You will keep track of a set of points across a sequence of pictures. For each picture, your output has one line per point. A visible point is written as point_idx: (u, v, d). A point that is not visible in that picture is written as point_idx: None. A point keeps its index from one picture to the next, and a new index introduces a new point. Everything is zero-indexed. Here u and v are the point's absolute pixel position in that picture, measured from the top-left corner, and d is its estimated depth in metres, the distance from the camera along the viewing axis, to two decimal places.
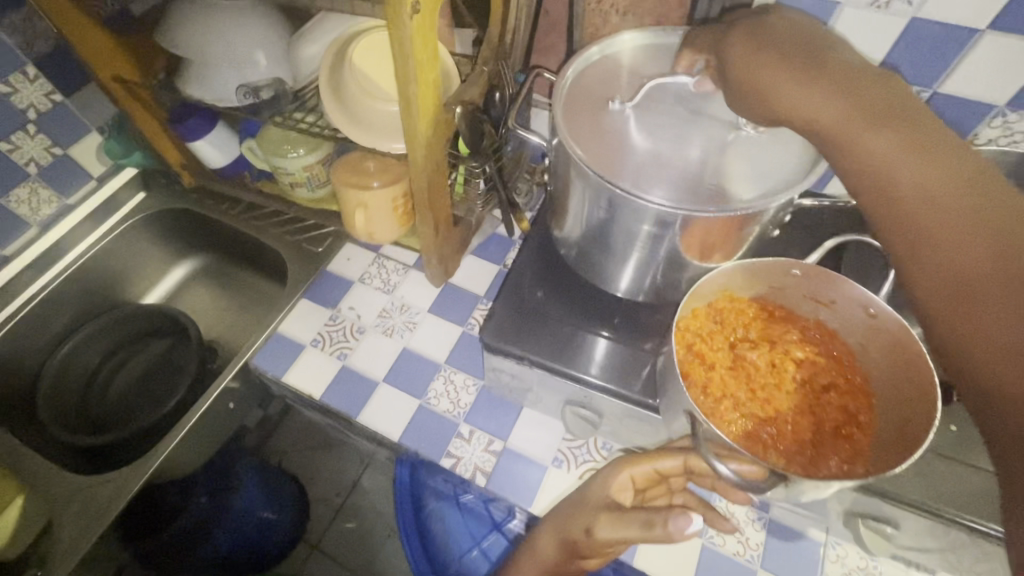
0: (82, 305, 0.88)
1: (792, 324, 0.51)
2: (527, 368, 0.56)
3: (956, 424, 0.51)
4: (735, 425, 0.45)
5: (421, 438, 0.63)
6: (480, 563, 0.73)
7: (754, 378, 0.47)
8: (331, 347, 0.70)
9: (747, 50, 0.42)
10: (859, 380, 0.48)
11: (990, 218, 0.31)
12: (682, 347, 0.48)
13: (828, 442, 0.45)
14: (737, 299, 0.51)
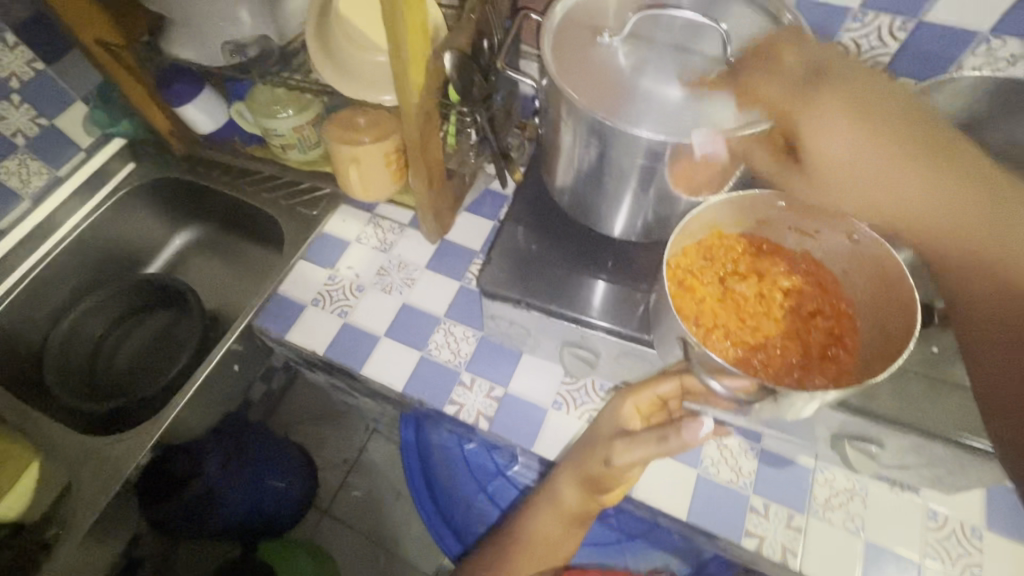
0: (81, 277, 0.88)
1: (779, 258, 0.53)
2: (525, 312, 0.57)
3: (938, 346, 0.53)
4: (727, 352, 0.47)
5: (424, 387, 0.65)
6: (486, 508, 0.76)
7: (743, 308, 0.49)
8: (332, 305, 0.72)
9: (851, 143, 0.42)
10: (845, 306, 0.51)
11: None
12: (674, 282, 0.49)
13: (816, 364, 0.47)
14: (726, 236, 0.53)
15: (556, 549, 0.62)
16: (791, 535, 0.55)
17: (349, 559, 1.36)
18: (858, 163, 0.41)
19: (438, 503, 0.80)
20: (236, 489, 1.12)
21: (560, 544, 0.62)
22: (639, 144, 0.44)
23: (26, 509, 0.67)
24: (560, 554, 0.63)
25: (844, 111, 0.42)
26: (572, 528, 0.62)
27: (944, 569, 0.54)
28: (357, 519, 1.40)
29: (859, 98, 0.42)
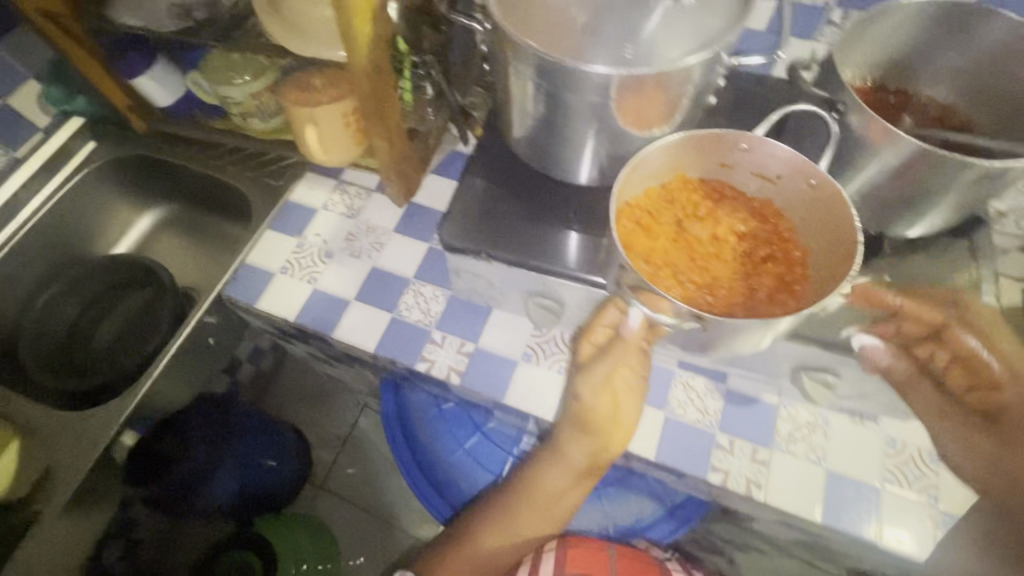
0: (50, 259, 0.88)
1: (738, 202, 0.53)
2: (487, 263, 0.57)
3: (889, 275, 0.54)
4: (673, 290, 0.47)
5: (396, 346, 0.66)
6: (466, 463, 0.76)
7: (696, 249, 0.50)
8: (301, 272, 0.71)
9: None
10: (801, 255, 0.50)
11: None
12: (626, 220, 0.50)
13: (761, 306, 0.47)
14: (687, 181, 0.53)
15: (558, 503, 0.62)
16: (754, 468, 0.57)
17: (346, 531, 1.39)
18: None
19: (424, 473, 0.79)
20: (228, 465, 1.16)
21: (564, 499, 0.62)
22: (583, 80, 0.44)
23: (10, 484, 0.68)
24: (564, 509, 0.63)
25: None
26: (578, 484, 0.61)
27: (902, 491, 0.56)
28: (354, 493, 1.43)
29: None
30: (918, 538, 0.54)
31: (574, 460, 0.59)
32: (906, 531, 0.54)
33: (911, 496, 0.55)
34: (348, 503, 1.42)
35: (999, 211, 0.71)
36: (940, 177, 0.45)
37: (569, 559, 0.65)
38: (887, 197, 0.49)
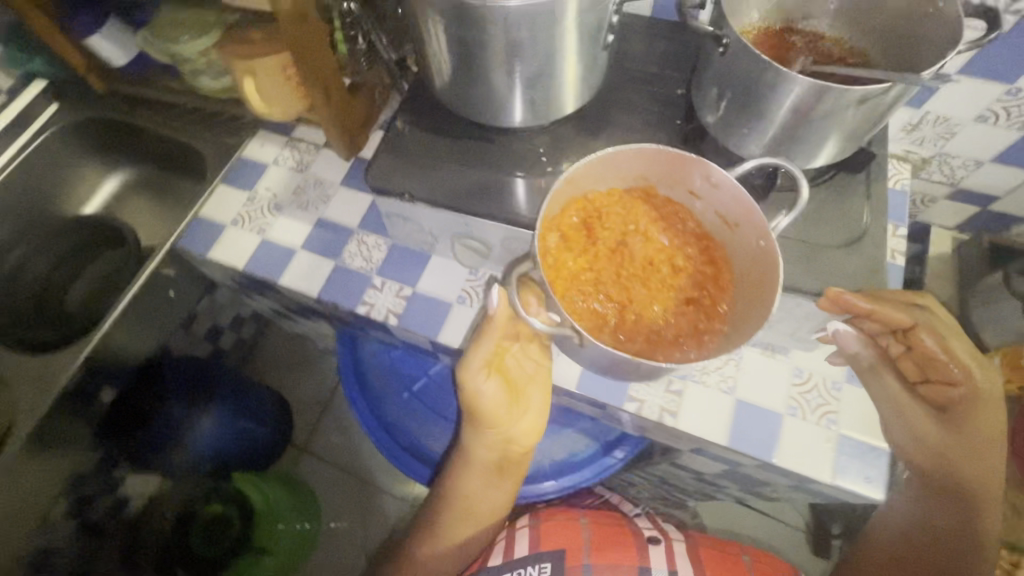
0: (19, 218, 0.90)
1: (689, 233, 0.58)
2: (413, 207, 0.59)
3: (785, 209, 0.56)
4: (589, 297, 0.53)
5: (339, 291, 0.69)
6: (412, 405, 0.81)
7: (628, 263, 0.54)
8: (250, 224, 0.74)
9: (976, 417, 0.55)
10: (725, 311, 0.54)
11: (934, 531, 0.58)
12: (572, 208, 0.56)
13: (660, 344, 0.52)
14: (648, 194, 0.58)
15: (480, 506, 0.71)
16: (669, 398, 0.61)
17: (327, 490, 1.45)
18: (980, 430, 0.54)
19: (375, 414, 0.80)
20: (203, 424, 1.22)
21: (486, 499, 0.70)
22: (477, 16, 0.46)
23: None
24: (488, 508, 0.72)
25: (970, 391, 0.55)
26: (492, 483, 0.70)
27: (804, 419, 0.60)
28: (334, 454, 1.49)
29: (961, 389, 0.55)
30: (816, 461, 0.58)
31: (482, 463, 0.68)
32: (806, 453, 0.59)
33: (812, 421, 0.60)
34: (328, 463, 1.48)
35: (922, 159, 0.73)
36: (823, 107, 0.47)
37: (543, 537, 0.71)
38: (780, 132, 0.51)
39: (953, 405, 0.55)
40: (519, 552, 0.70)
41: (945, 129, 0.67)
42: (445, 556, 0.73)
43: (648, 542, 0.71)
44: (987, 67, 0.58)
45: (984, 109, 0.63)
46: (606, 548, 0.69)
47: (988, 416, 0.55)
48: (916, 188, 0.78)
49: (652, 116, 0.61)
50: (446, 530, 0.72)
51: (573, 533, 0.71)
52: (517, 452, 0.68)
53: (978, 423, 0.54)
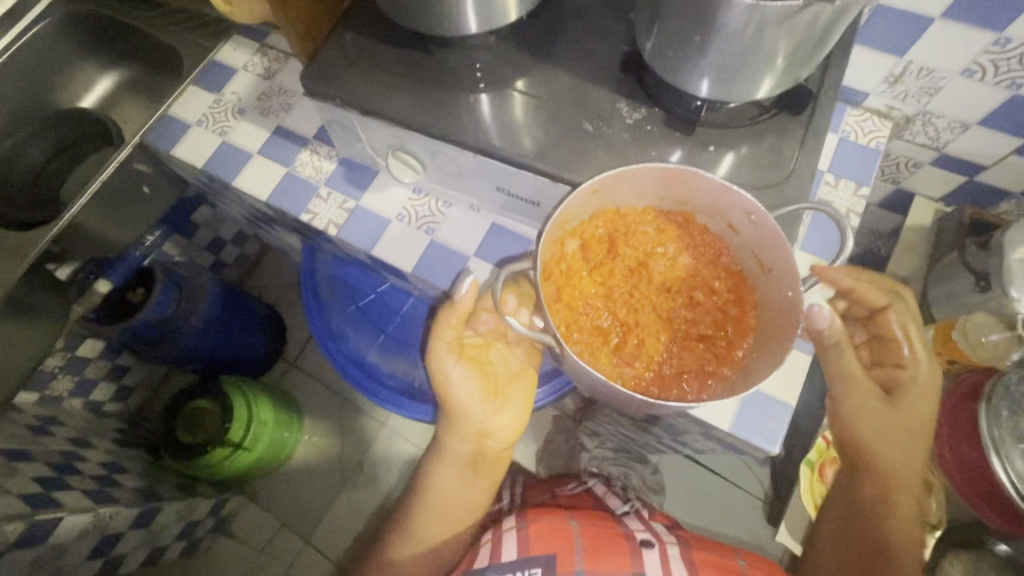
0: (17, 106, 0.94)
1: (719, 267, 0.60)
2: (346, 112, 0.59)
3: (715, 146, 0.54)
4: (595, 308, 0.57)
5: (285, 198, 0.71)
6: (356, 317, 0.85)
7: (644, 287, 0.58)
8: (213, 125, 0.76)
9: (923, 412, 0.61)
10: (739, 356, 0.56)
11: (875, 509, 0.66)
12: (602, 218, 0.58)
13: (659, 376, 0.55)
14: (687, 220, 0.60)
15: (455, 503, 0.76)
16: None
17: (312, 405, 1.54)
18: (922, 422, 0.61)
19: (320, 323, 0.85)
20: (193, 324, 1.27)
21: (460, 494, 0.76)
22: None
23: None
24: (462, 508, 0.76)
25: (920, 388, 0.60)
26: (467, 478, 0.76)
27: None
28: (320, 371, 1.57)
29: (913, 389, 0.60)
30: (716, 408, 0.59)
31: (456, 454, 0.74)
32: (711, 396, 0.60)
33: None
34: (313, 379, 1.56)
35: (906, 117, 0.68)
36: (752, 36, 0.43)
37: (534, 541, 0.71)
38: (702, 65, 0.48)
39: (900, 388, 0.61)
40: (509, 555, 0.71)
41: (928, 82, 0.62)
42: (431, 551, 0.76)
43: (642, 548, 0.73)
44: (972, 9, 0.53)
45: (970, 62, 0.58)
46: (602, 551, 0.70)
47: (924, 403, 0.61)
48: (899, 151, 0.74)
49: (598, 42, 0.59)
50: (426, 529, 0.76)
51: (566, 540, 0.72)
52: (491, 448, 0.73)
53: (917, 410, 0.61)
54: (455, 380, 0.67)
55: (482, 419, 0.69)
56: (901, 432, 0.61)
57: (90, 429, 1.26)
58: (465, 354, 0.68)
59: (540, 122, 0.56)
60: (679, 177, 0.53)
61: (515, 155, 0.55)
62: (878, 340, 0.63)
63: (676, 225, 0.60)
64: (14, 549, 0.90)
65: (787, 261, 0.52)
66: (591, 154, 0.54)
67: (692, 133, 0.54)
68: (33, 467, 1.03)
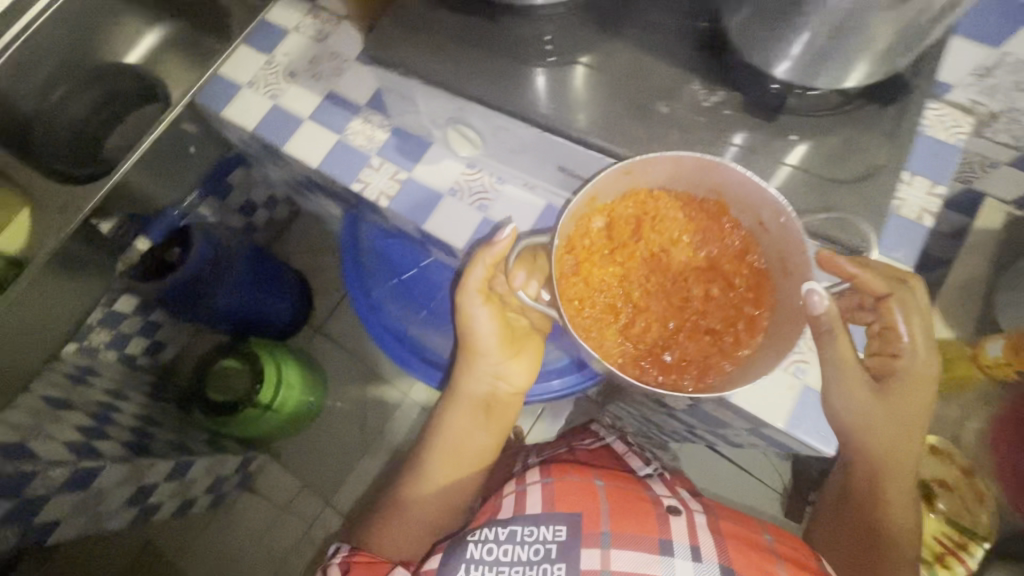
0: (64, 57, 0.89)
1: (743, 261, 0.58)
2: (408, 80, 0.57)
3: (796, 135, 0.51)
4: (608, 285, 0.57)
5: (336, 165, 0.70)
6: (396, 289, 0.85)
7: (663, 272, 0.57)
8: (264, 88, 0.75)
9: (914, 402, 0.58)
10: (743, 354, 0.55)
11: (872, 497, 0.65)
12: (630, 200, 0.58)
13: (660, 359, 0.56)
14: (719, 211, 0.57)
15: (464, 448, 0.76)
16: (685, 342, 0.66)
17: (337, 370, 1.56)
18: (916, 416, 0.59)
19: (362, 290, 0.85)
20: (228, 282, 1.28)
21: (468, 435, 0.76)
22: None
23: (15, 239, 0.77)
24: (476, 452, 0.77)
25: (912, 378, 0.57)
26: (482, 425, 0.76)
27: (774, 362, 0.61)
28: (346, 339, 1.59)
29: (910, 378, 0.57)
30: (771, 405, 0.60)
31: (470, 395, 0.76)
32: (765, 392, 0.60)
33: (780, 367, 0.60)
34: (338, 346, 1.58)
35: (991, 114, 0.64)
36: (855, 23, 0.41)
37: (559, 499, 0.69)
38: (797, 49, 0.46)
39: (890, 378, 0.57)
40: (532, 506, 0.69)
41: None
42: (443, 489, 0.76)
43: (669, 513, 0.68)
44: None
45: None
46: (628, 516, 0.66)
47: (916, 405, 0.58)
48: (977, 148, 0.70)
49: (675, 19, 0.56)
50: (434, 465, 0.76)
51: (588, 498, 0.68)
52: (503, 394, 0.76)
53: (909, 412, 0.58)
54: (480, 321, 0.70)
55: (496, 362, 0.73)
56: (892, 423, 0.58)
57: (126, 382, 1.30)
58: (492, 299, 0.70)
59: (611, 101, 0.54)
60: (710, 169, 0.52)
61: (586, 135, 0.53)
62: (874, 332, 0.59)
63: (708, 215, 0.58)
64: (60, 492, 0.93)
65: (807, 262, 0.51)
66: (663, 137, 0.53)
67: (774, 120, 0.52)
68: (73, 417, 1.06)
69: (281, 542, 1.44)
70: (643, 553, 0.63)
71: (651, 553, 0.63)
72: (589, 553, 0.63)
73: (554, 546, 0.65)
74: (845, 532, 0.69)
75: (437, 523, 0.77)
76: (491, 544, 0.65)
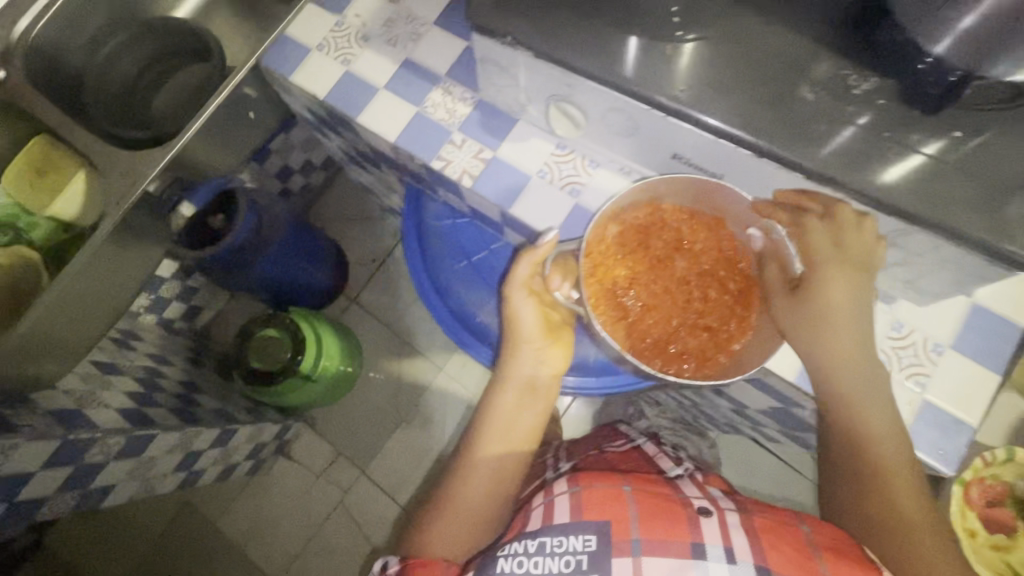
0: (112, 11, 0.86)
1: (738, 267, 0.59)
2: (513, 50, 0.52)
3: (960, 132, 0.46)
4: (620, 281, 0.57)
5: (415, 140, 0.65)
6: (468, 274, 0.82)
7: (671, 274, 0.57)
8: (335, 52, 0.70)
9: (847, 314, 0.54)
10: (737, 349, 0.57)
11: (869, 465, 0.57)
12: (642, 209, 0.58)
13: (665, 352, 0.57)
14: (719, 222, 0.58)
15: (514, 429, 0.71)
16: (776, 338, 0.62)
17: (373, 342, 1.55)
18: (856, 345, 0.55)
19: (430, 274, 0.83)
20: (269, 249, 1.25)
21: (514, 417, 0.71)
22: None
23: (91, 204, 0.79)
24: (525, 433, 0.71)
25: (835, 294, 0.54)
26: (526, 407, 0.71)
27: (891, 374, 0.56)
28: (381, 311, 1.56)
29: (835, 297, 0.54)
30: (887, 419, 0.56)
31: (517, 378, 0.70)
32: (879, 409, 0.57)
33: (896, 379, 0.56)
34: (374, 318, 1.56)
35: None
36: None
37: (586, 506, 0.59)
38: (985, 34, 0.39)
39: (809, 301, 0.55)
40: (559, 516, 0.59)
41: None
42: (490, 472, 0.69)
43: (698, 514, 0.58)
44: None
45: None
46: (659, 521, 0.57)
47: (843, 337, 0.55)
48: None
49: None
50: (481, 446, 0.70)
51: (617, 503, 0.59)
52: (545, 385, 0.71)
53: (832, 349, 0.55)
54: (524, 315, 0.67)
55: (538, 351, 0.69)
56: (835, 353, 0.55)
57: (168, 348, 1.29)
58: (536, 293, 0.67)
59: (736, 80, 0.48)
60: (713, 192, 0.55)
61: (701, 117, 0.48)
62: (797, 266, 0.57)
63: (708, 224, 0.59)
64: (117, 459, 0.93)
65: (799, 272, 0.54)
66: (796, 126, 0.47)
67: (935, 114, 0.45)
68: (123, 382, 1.06)
69: (316, 509, 1.46)
70: (673, 558, 0.55)
71: (681, 557, 0.55)
72: (620, 565, 0.55)
73: (584, 556, 0.56)
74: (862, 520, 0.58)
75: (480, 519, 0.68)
76: (522, 558, 0.57)
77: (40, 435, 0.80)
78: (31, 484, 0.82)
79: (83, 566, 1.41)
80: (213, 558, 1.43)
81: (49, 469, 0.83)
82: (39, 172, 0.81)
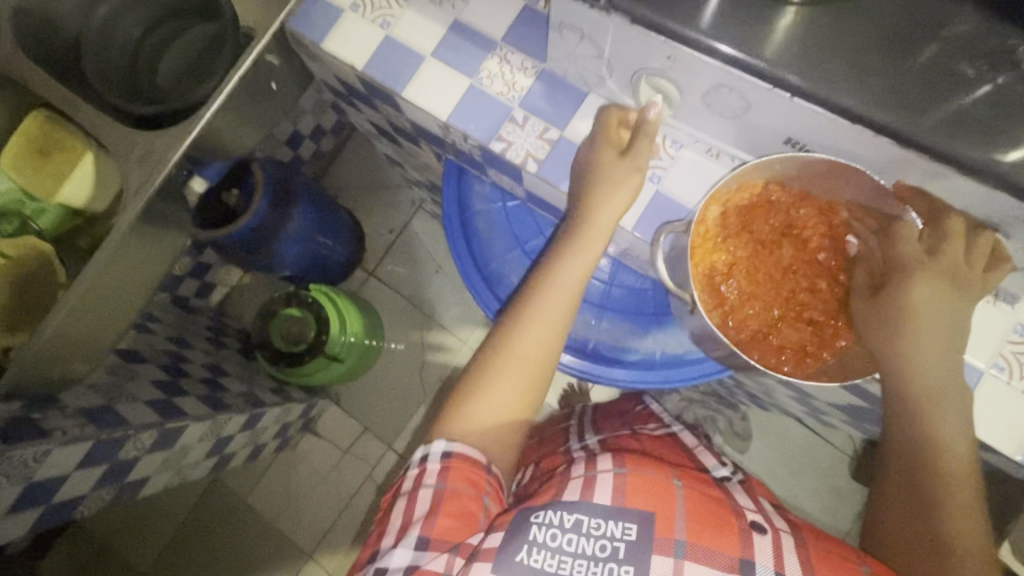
0: None
1: (842, 256, 0.53)
2: (604, 15, 0.44)
3: None
4: (716, 267, 0.52)
5: (471, 118, 0.58)
6: (518, 262, 0.78)
7: (776, 263, 0.52)
8: (372, 13, 0.61)
9: (931, 312, 0.48)
10: (842, 345, 0.52)
11: (935, 474, 0.51)
12: (749, 192, 0.51)
13: (766, 344, 0.52)
14: (830, 211, 0.52)
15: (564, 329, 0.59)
16: None
17: (392, 317, 1.49)
18: (938, 345, 0.48)
19: (477, 261, 0.78)
20: (288, 227, 1.18)
21: (544, 339, 0.58)
22: None
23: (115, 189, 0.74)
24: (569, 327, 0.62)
25: (922, 287, 0.48)
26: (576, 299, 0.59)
27: (1008, 381, 0.52)
28: (399, 284, 1.50)
29: (939, 300, 0.47)
30: (1003, 427, 0.52)
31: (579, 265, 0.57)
32: (995, 419, 0.53)
33: (1013, 386, 0.52)
34: (392, 291, 1.50)
35: None
36: None
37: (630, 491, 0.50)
38: None
39: (886, 298, 0.49)
40: (601, 497, 0.50)
41: None
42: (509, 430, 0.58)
43: (751, 527, 0.50)
44: None
45: None
46: (705, 525, 0.49)
47: (928, 334, 0.48)
48: None
49: None
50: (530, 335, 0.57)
51: (663, 495, 0.50)
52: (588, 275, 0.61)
53: (913, 360, 0.48)
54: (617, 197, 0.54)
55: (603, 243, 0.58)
56: (929, 353, 0.48)
57: (183, 327, 1.24)
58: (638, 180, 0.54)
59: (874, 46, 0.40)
60: (834, 174, 0.47)
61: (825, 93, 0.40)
62: (871, 267, 0.51)
63: (819, 212, 0.52)
64: (150, 452, 0.90)
65: (906, 264, 0.48)
66: (950, 102, 0.38)
67: None
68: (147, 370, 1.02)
69: (345, 484, 1.45)
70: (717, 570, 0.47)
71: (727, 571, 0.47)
72: (660, 563, 0.46)
73: (622, 545, 0.48)
74: (915, 528, 0.52)
75: (493, 456, 0.57)
76: (555, 531, 0.48)
77: (71, 438, 0.77)
78: (66, 485, 0.80)
79: (117, 544, 1.43)
80: (240, 528, 1.44)
81: (81, 470, 0.81)
82: (42, 154, 0.73)
